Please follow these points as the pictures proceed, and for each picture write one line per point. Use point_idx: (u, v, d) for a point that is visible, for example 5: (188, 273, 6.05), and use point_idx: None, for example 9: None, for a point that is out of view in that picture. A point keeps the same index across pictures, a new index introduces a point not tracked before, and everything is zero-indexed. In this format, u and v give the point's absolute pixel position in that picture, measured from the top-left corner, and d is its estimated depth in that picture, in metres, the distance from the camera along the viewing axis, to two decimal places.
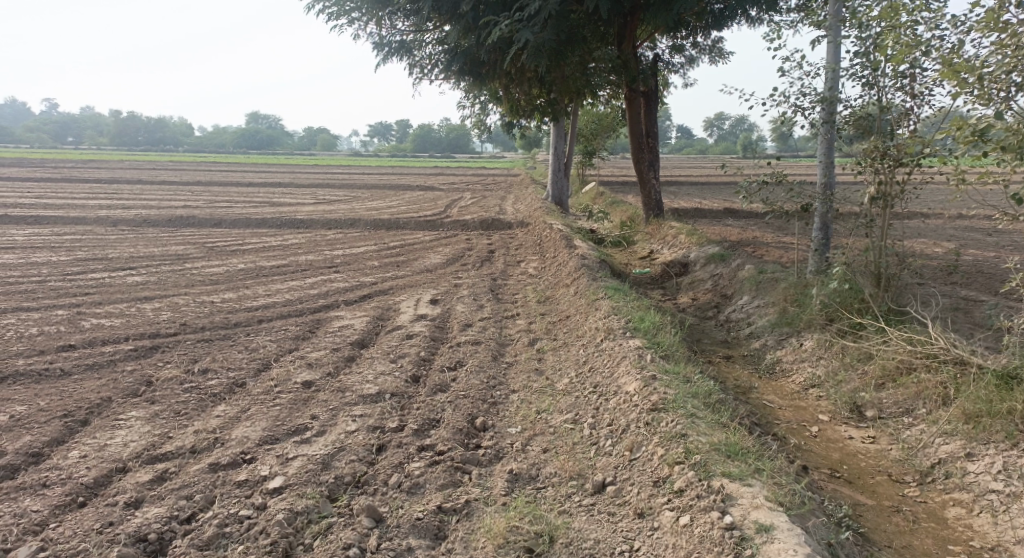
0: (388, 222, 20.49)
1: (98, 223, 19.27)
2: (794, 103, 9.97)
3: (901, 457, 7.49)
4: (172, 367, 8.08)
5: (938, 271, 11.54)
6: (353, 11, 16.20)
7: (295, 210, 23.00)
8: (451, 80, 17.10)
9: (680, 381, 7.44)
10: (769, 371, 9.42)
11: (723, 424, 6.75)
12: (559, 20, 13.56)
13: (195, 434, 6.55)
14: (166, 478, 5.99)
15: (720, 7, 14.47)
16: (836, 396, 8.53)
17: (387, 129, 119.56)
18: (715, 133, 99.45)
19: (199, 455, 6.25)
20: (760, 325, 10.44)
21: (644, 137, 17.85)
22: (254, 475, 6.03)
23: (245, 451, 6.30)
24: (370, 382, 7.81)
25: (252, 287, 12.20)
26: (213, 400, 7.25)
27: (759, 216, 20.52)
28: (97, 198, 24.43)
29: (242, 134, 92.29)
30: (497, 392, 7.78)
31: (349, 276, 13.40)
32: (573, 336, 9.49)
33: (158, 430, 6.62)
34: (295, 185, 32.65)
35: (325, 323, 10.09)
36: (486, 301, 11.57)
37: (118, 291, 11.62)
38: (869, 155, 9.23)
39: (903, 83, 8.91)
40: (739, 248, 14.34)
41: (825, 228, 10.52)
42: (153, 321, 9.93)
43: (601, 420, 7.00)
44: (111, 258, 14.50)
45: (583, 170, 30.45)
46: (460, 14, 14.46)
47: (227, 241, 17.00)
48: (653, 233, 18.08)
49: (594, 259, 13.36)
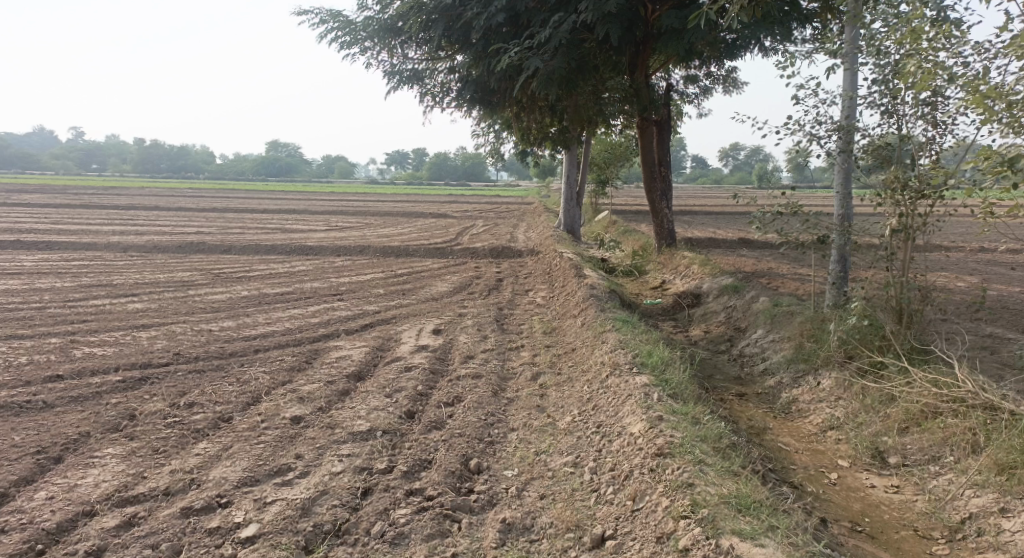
0: (398, 249, 20.19)
1: (108, 248, 19.09)
2: (808, 132, 9.62)
3: (928, 510, 7.03)
4: (157, 400, 7.71)
5: (962, 306, 11.08)
6: (364, 39, 15.97)
7: (306, 236, 22.76)
8: (462, 108, 16.82)
9: (688, 423, 7.01)
10: (784, 412, 9.00)
11: (734, 473, 6.31)
12: (570, 48, 13.23)
13: (171, 474, 6.24)
14: (133, 524, 5.72)
15: (734, 37, 14.17)
16: (856, 440, 8.09)
17: (403, 157, 120.03)
18: (732, 163, 99.15)
19: (172, 498, 5.97)
20: (775, 361, 10.00)
21: (656, 166, 17.50)
22: (227, 522, 5.72)
23: (221, 494, 6.00)
24: (361, 417, 7.42)
25: (252, 315, 11.87)
26: (195, 436, 6.87)
27: (775, 247, 20.08)
28: (111, 223, 24.29)
29: (260, 160, 92.85)
30: (494, 430, 7.37)
31: (353, 304, 13.05)
32: (578, 371, 9.08)
33: (133, 470, 6.30)
34: (309, 211, 32.48)
35: (322, 354, 9.72)
36: (490, 332, 11.18)
37: (116, 319, 11.32)
38: (889, 186, 8.84)
39: (924, 112, 8.54)
40: (753, 279, 13.90)
41: (844, 260, 10.17)
42: (147, 350, 9.60)
43: (604, 464, 6.59)
44: (115, 285, 14.24)
45: (598, 198, 30.13)
46: (470, 42, 14.19)
47: (234, 268, 16.73)
48: (666, 263, 17.68)
49: (603, 289, 12.97)
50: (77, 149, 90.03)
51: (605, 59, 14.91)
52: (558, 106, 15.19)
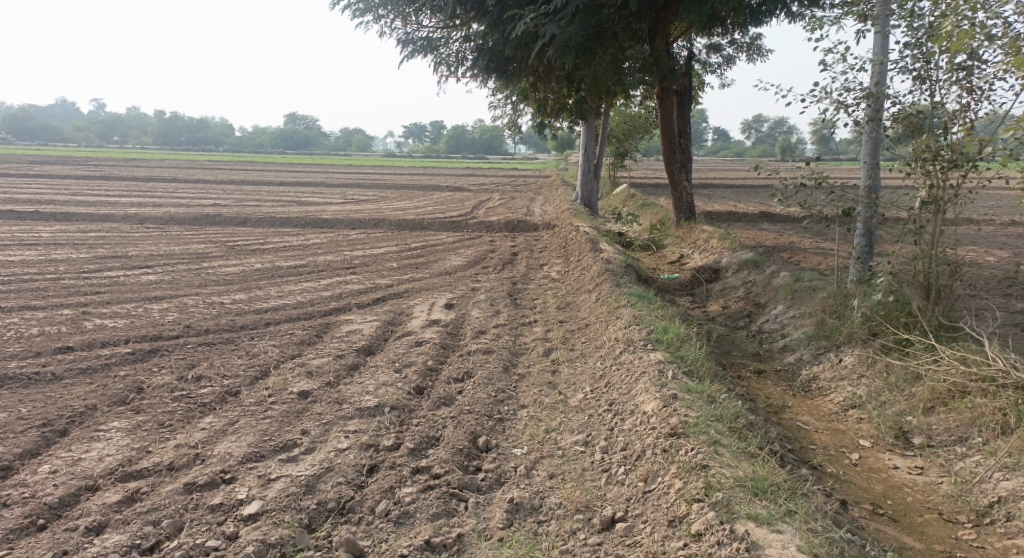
0: (414, 222, 19.99)
1: (125, 220, 19.01)
2: (836, 99, 9.29)
3: (953, 493, 6.80)
4: (165, 373, 7.59)
5: (991, 281, 10.75)
6: (379, 7, 15.65)
7: (322, 209, 22.60)
8: (478, 78, 16.46)
9: (703, 402, 6.80)
10: (804, 389, 8.77)
11: (751, 454, 6.10)
12: (587, 14, 12.88)
13: (175, 449, 6.11)
14: (136, 500, 5.60)
15: (758, 3, 13.77)
16: (878, 420, 7.86)
17: (421, 130, 119.40)
18: (752, 136, 98.04)
19: (176, 474, 5.84)
20: (795, 337, 9.75)
21: (677, 137, 17.14)
22: (230, 499, 5.59)
23: (225, 470, 5.87)
24: (369, 392, 7.26)
25: (265, 288, 11.72)
26: (201, 411, 6.74)
27: (796, 220, 19.70)
28: (129, 195, 24.21)
29: (278, 133, 92.70)
30: (504, 407, 7.20)
31: (366, 277, 12.88)
32: (592, 346, 8.87)
33: (137, 444, 6.18)
34: (328, 184, 32.31)
35: (333, 328, 9.56)
36: (504, 307, 10.98)
37: (128, 290, 11.21)
38: (919, 155, 8.51)
39: (958, 77, 8.19)
40: (774, 254, 13.60)
41: (870, 233, 9.84)
42: (157, 322, 9.48)
43: (616, 443, 6.40)
44: (129, 256, 14.15)
45: (615, 172, 29.77)
46: (485, 9, 13.86)
47: (249, 240, 16.61)
48: (684, 237, 17.38)
49: (620, 263, 12.73)
50: (99, 122, 90.29)
51: (623, 26, 14.54)
52: (576, 76, 14.86)
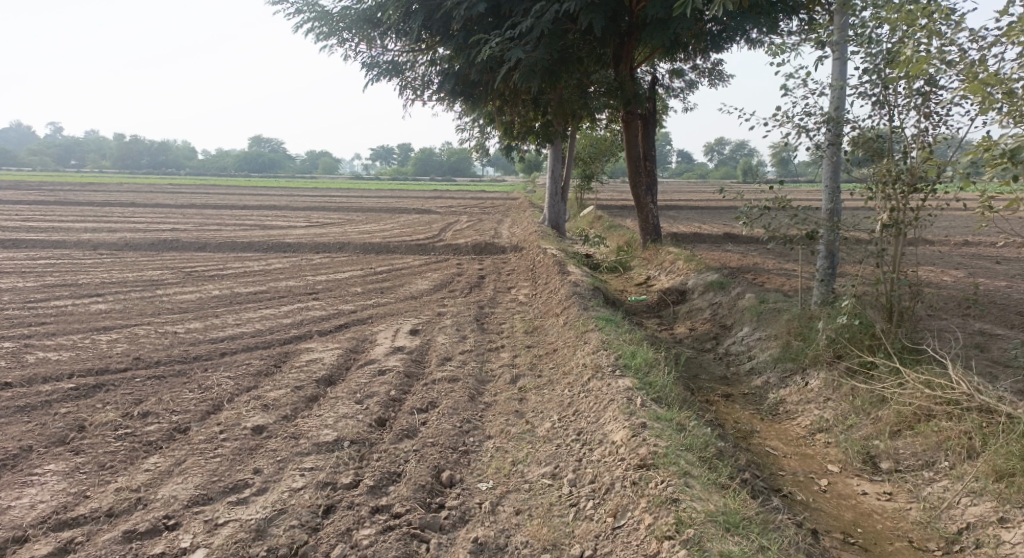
0: (379, 246, 19.75)
1: (78, 246, 18.53)
2: (797, 123, 9.29)
3: (923, 520, 6.68)
4: (109, 410, 7.29)
5: (951, 302, 10.82)
6: (342, 31, 15.49)
7: (284, 233, 22.26)
8: (443, 101, 16.34)
9: (673, 431, 6.65)
10: (771, 413, 8.66)
11: (722, 486, 5.97)
12: (552, 39, 12.84)
13: (115, 493, 5.82)
14: (70, 551, 5.34)
15: (719, 29, 13.84)
16: (846, 444, 7.75)
17: (387, 153, 119.28)
18: (715, 158, 99.27)
19: (115, 521, 5.57)
20: (762, 360, 9.67)
21: (641, 160, 17.14)
22: (173, 547, 5.34)
23: (168, 515, 5.61)
24: (328, 425, 7.01)
25: (222, 316, 11.40)
26: (146, 451, 6.46)
27: (760, 241, 19.79)
28: (83, 221, 23.65)
29: (243, 156, 91.90)
30: (470, 438, 7.00)
31: (328, 303, 12.62)
32: (559, 373, 8.69)
33: (74, 488, 5.88)
34: (290, 208, 31.94)
35: (292, 357, 9.30)
36: (470, 332, 10.78)
37: (77, 321, 10.84)
38: (880, 179, 8.51)
39: (917, 102, 8.21)
40: (739, 276, 13.58)
41: (832, 256, 9.83)
42: (105, 354, 9.15)
43: (584, 475, 6.23)
44: (80, 285, 13.74)
45: (581, 194, 29.84)
46: (450, 32, 13.76)
47: (207, 266, 16.25)
48: (651, 259, 17.34)
49: (586, 286, 12.60)
50: (58, 145, 88.82)
51: (588, 51, 14.53)
52: (542, 99, 14.79)
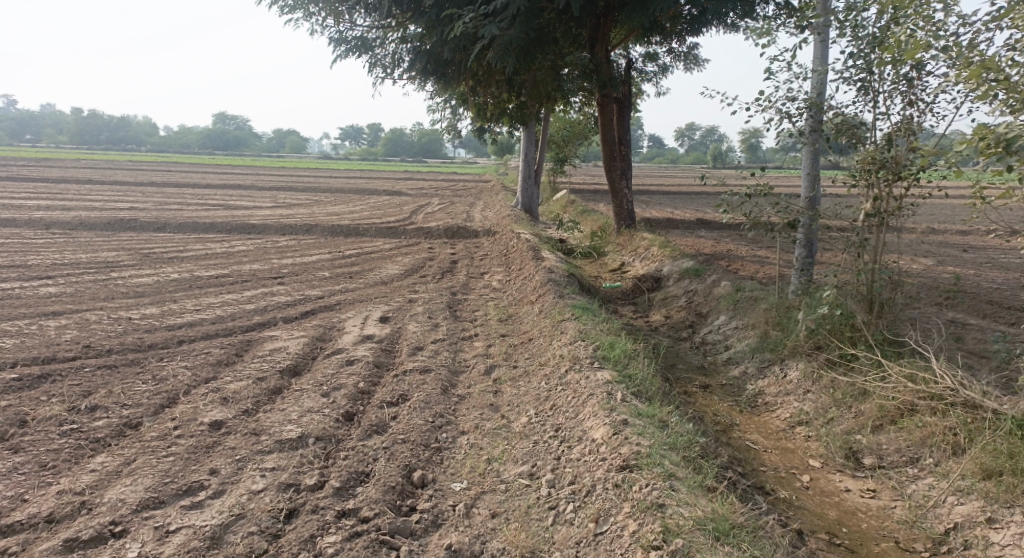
0: (347, 228, 19.29)
1: (30, 225, 17.85)
2: (779, 109, 9.03)
3: (909, 519, 6.50)
4: (55, 403, 7.06)
5: (929, 288, 10.66)
6: (310, 4, 14.84)
7: (249, 214, 21.65)
8: (414, 80, 15.84)
9: (655, 428, 6.44)
10: (750, 405, 8.44)
11: (708, 489, 5.85)
12: (528, 17, 12.47)
13: (57, 497, 5.77)
14: None
15: (694, 13, 13.55)
16: (828, 439, 7.52)
17: (358, 133, 118.01)
18: (686, 143, 99.42)
19: (55, 527, 5.52)
20: (739, 349, 9.45)
21: (616, 144, 16.81)
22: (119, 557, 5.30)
23: (115, 522, 5.56)
24: (292, 420, 6.84)
25: (181, 301, 10.96)
26: (92, 449, 6.37)
27: (733, 227, 19.65)
28: (38, 198, 22.81)
29: (209, 134, 90.19)
30: (442, 434, 6.77)
31: (294, 288, 12.21)
32: (535, 363, 8.40)
33: (12, 492, 5.82)
34: (255, 187, 31.21)
35: (255, 345, 8.91)
36: (442, 320, 10.45)
37: (26, 305, 10.34)
38: (863, 167, 8.27)
39: (902, 89, 7.98)
40: (714, 262, 13.36)
41: (810, 245, 9.58)
42: (54, 342, 8.71)
43: (562, 476, 6.06)
44: (30, 266, 13.16)
45: (553, 177, 29.48)
46: (422, 9, 13.32)
47: (166, 248, 15.71)
48: (625, 244, 17.10)
49: (561, 272, 12.32)
50: (16, 120, 86.33)
51: (564, 31, 14.18)
52: (516, 80, 14.42)
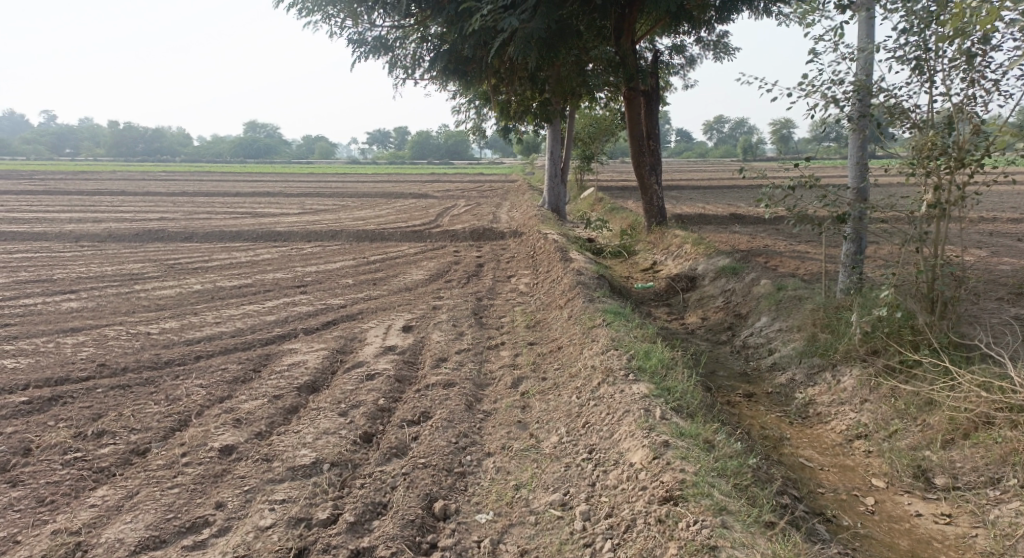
0: (372, 232, 18.84)
1: (58, 238, 17.61)
2: (824, 94, 8.40)
3: (993, 549, 5.85)
4: (61, 429, 6.63)
5: (989, 281, 9.90)
6: (328, 6, 13.96)
7: (276, 221, 21.31)
8: (436, 80, 15.31)
9: (701, 450, 5.88)
10: (801, 416, 7.83)
11: (765, 525, 5.27)
12: (550, 9, 11.90)
13: (52, 538, 5.34)
14: None
15: None
16: (892, 456, 6.86)
17: (386, 137, 118.29)
18: (716, 137, 98.16)
19: None
20: (785, 354, 8.81)
21: (645, 139, 16.15)
22: None
23: None
24: (306, 444, 6.34)
25: (200, 313, 10.55)
26: (94, 480, 5.91)
27: (768, 222, 18.91)
28: (71, 211, 22.73)
29: (239, 142, 90.69)
30: (466, 457, 6.25)
31: (317, 297, 11.76)
32: (565, 375, 7.83)
33: (5, 532, 5.40)
34: (284, 194, 30.97)
35: (273, 359, 8.45)
36: (467, 327, 9.92)
37: (44, 322, 10.00)
38: (922, 154, 7.59)
39: (963, 68, 7.33)
40: (751, 260, 12.69)
41: (860, 240, 8.88)
42: (68, 360, 8.32)
43: (598, 508, 5.54)
44: (55, 280, 12.86)
45: (582, 175, 28.84)
46: (441, 5, 12.79)
47: (191, 258, 15.35)
48: (656, 242, 16.46)
49: (590, 273, 11.75)
50: (52, 134, 87.32)
51: (587, 23, 13.57)
52: (539, 76, 13.84)
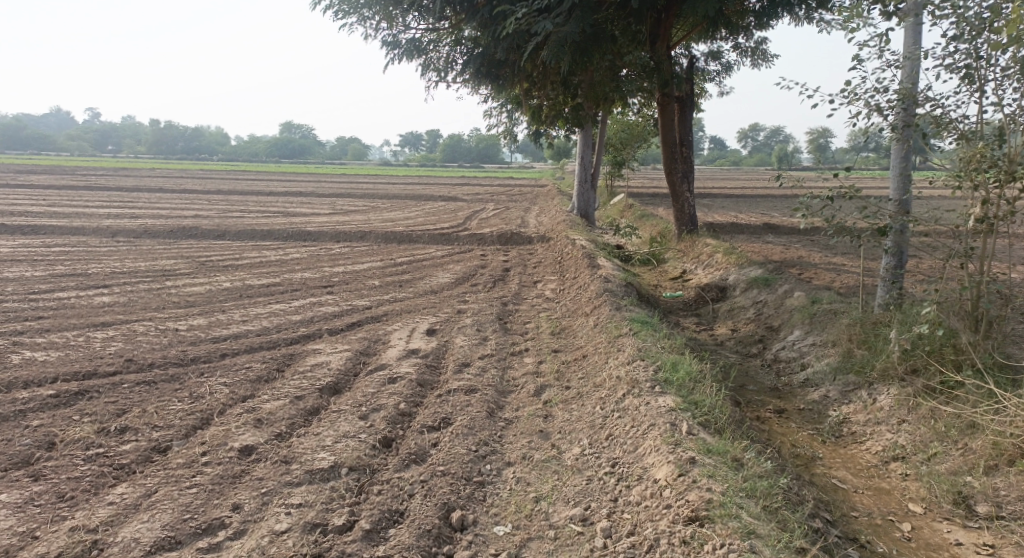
0: (402, 234, 18.78)
1: (95, 233, 17.78)
2: (867, 102, 8.18)
3: None
4: (85, 424, 6.60)
5: None
6: (364, 8, 13.92)
7: (308, 221, 21.36)
8: (468, 83, 15.23)
9: (729, 468, 5.70)
10: (834, 434, 7.62)
11: (796, 551, 5.10)
12: (585, 13, 11.75)
13: (69, 534, 5.30)
14: None
15: (760, 6, 12.73)
16: (931, 481, 6.64)
17: (418, 139, 118.79)
18: (749, 145, 97.32)
19: None
20: (818, 369, 8.60)
21: (679, 146, 15.95)
22: None
23: None
24: (325, 447, 6.25)
25: (228, 311, 10.53)
26: (114, 477, 5.86)
27: (802, 233, 18.58)
28: (109, 206, 22.98)
29: (274, 142, 91.52)
30: (486, 466, 6.12)
31: (343, 297, 11.71)
32: (590, 384, 7.68)
33: (23, 527, 5.36)
34: (317, 194, 31.08)
35: (297, 360, 8.38)
36: (492, 333, 9.79)
37: (75, 316, 10.03)
38: (969, 166, 7.37)
39: (1016, 77, 7.11)
40: (784, 270, 12.44)
41: (900, 254, 8.64)
42: (96, 355, 8.32)
43: (620, 525, 5.40)
44: (88, 274, 12.94)
45: (613, 181, 28.63)
46: (475, 8, 12.70)
47: (222, 256, 15.39)
48: (686, 251, 16.23)
49: (619, 281, 11.57)
50: (93, 131, 88.84)
51: (622, 28, 13.11)
52: (572, 81, 13.70)
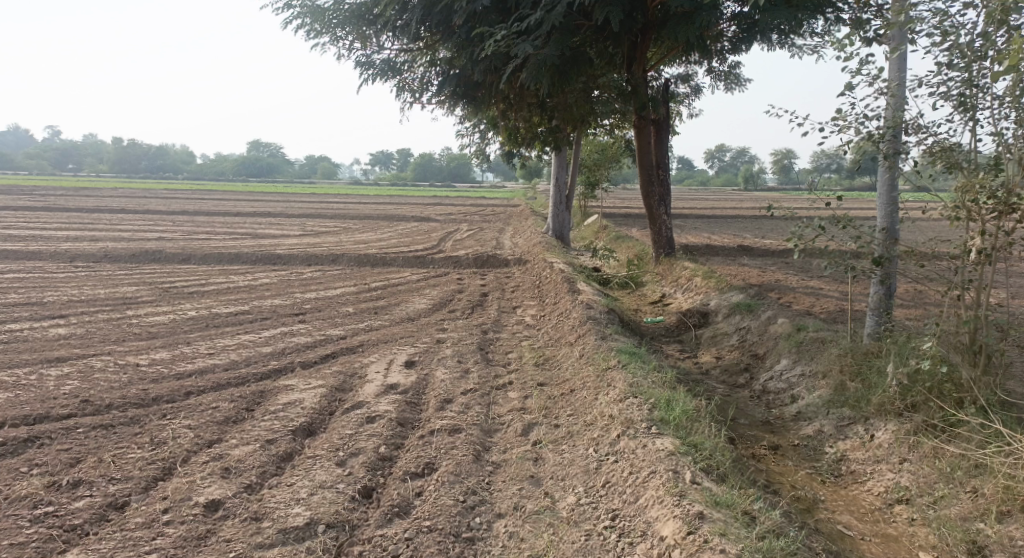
0: (374, 257, 18.31)
1: (53, 258, 17.07)
2: (857, 130, 7.91)
3: None
4: (34, 477, 6.05)
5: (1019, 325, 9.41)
6: (337, 28, 13.53)
7: (277, 243, 20.77)
8: (443, 104, 14.86)
9: (739, 523, 5.35)
10: (833, 474, 7.29)
11: None
12: (565, 34, 11.47)
13: None
14: None
15: (737, 31, 12.55)
16: (942, 527, 6.32)
17: (388, 158, 118.43)
18: (715, 166, 98.29)
19: None
20: (812, 403, 8.28)
21: (655, 169, 15.67)
22: None
23: None
24: (300, 501, 5.78)
25: (193, 343, 9.98)
26: (64, 541, 5.35)
27: (777, 255, 18.46)
28: (68, 228, 22.23)
29: (241, 161, 90.49)
30: (475, 519, 5.70)
31: (315, 326, 11.22)
32: (579, 422, 7.28)
33: None
34: (284, 215, 30.48)
35: (268, 398, 7.88)
36: (473, 365, 9.36)
37: (28, 350, 9.43)
38: (966, 196, 7.11)
39: (1012, 106, 6.88)
40: (766, 295, 12.18)
41: (890, 284, 8.36)
42: (49, 396, 7.75)
43: None
44: (44, 303, 12.30)
45: (585, 201, 28.42)
46: (450, 29, 12.35)
47: (187, 281, 14.80)
48: (665, 274, 15.97)
49: (602, 307, 11.20)
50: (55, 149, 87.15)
51: (598, 51, 12.92)
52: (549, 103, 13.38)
